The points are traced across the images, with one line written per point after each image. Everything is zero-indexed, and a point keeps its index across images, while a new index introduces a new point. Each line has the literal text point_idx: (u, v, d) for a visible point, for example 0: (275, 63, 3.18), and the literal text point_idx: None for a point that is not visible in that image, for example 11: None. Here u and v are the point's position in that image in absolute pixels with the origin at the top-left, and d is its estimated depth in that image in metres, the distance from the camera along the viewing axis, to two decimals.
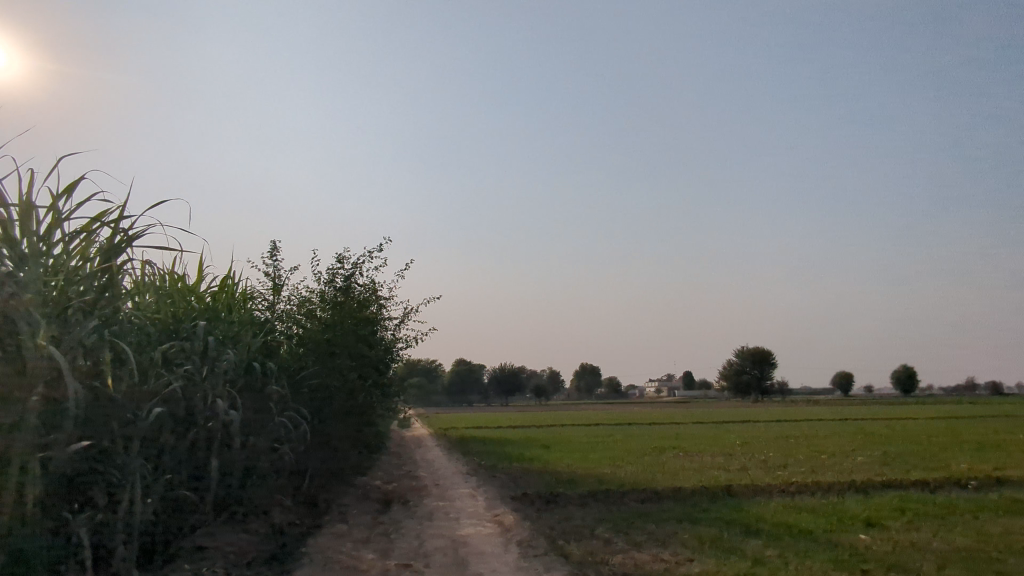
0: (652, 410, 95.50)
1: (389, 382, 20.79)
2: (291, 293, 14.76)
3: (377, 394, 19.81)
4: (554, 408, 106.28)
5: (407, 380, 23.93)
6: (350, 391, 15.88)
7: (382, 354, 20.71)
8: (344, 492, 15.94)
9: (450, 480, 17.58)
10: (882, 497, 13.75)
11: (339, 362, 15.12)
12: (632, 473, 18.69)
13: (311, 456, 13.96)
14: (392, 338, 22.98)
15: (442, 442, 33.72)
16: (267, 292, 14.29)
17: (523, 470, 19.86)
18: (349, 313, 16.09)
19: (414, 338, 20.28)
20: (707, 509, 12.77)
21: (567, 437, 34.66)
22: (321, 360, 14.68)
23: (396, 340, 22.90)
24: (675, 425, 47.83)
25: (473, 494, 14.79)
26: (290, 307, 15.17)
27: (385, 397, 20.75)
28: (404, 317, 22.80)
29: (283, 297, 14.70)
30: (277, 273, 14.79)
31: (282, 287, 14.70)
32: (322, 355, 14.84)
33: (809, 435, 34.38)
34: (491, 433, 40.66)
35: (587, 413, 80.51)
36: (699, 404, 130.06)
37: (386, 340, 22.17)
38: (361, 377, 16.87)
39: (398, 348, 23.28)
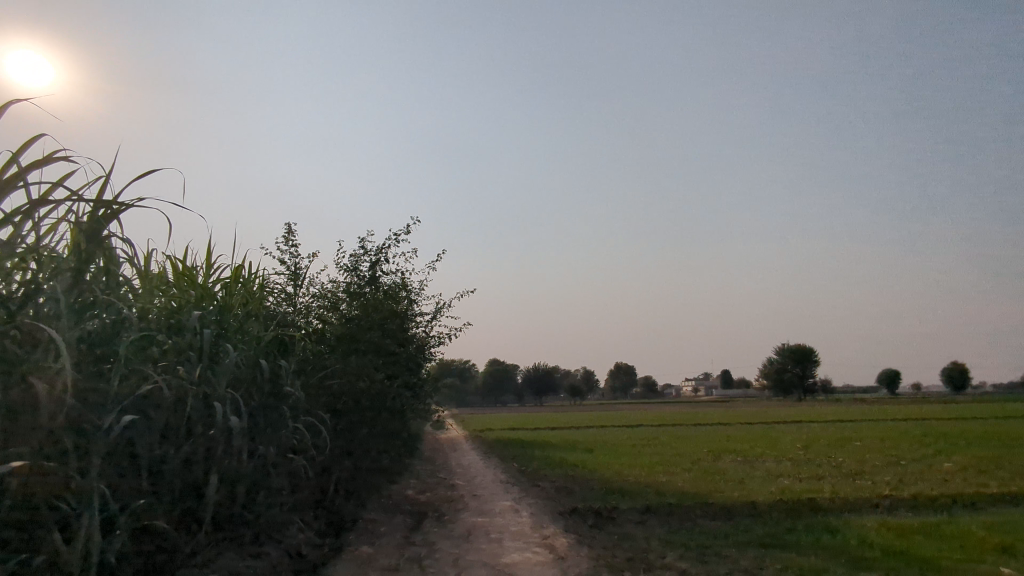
0: (691, 410, 92.74)
1: (421, 381, 19.26)
2: (312, 284, 13.26)
3: (408, 396, 18.28)
4: (589, 408, 104.20)
5: (440, 381, 22.38)
6: (379, 391, 14.37)
7: (413, 353, 19.15)
8: (373, 504, 14.45)
9: (489, 490, 15.94)
10: (1002, 516, 11.62)
11: (367, 359, 13.61)
12: (691, 483, 16.79)
13: (336, 464, 12.49)
14: (424, 335, 21.43)
15: (477, 445, 32.12)
16: (286, 283, 12.82)
17: (568, 478, 18.11)
18: (377, 305, 14.56)
19: (448, 335, 18.67)
20: (793, 530, 10.89)
21: (609, 440, 32.76)
22: (346, 357, 13.18)
23: (428, 338, 21.37)
24: (721, 426, 45.41)
25: (516, 509, 13.08)
26: (312, 300, 13.68)
27: (416, 398, 19.23)
28: (437, 312, 21.24)
29: (303, 288, 13.21)
30: (297, 263, 13.29)
31: (301, 277, 13.21)
32: (346, 352, 13.33)
33: (873, 437, 31.85)
34: (528, 436, 39.06)
35: (624, 414, 78.29)
36: (738, 404, 126.59)
37: (417, 336, 20.62)
38: (391, 376, 15.36)
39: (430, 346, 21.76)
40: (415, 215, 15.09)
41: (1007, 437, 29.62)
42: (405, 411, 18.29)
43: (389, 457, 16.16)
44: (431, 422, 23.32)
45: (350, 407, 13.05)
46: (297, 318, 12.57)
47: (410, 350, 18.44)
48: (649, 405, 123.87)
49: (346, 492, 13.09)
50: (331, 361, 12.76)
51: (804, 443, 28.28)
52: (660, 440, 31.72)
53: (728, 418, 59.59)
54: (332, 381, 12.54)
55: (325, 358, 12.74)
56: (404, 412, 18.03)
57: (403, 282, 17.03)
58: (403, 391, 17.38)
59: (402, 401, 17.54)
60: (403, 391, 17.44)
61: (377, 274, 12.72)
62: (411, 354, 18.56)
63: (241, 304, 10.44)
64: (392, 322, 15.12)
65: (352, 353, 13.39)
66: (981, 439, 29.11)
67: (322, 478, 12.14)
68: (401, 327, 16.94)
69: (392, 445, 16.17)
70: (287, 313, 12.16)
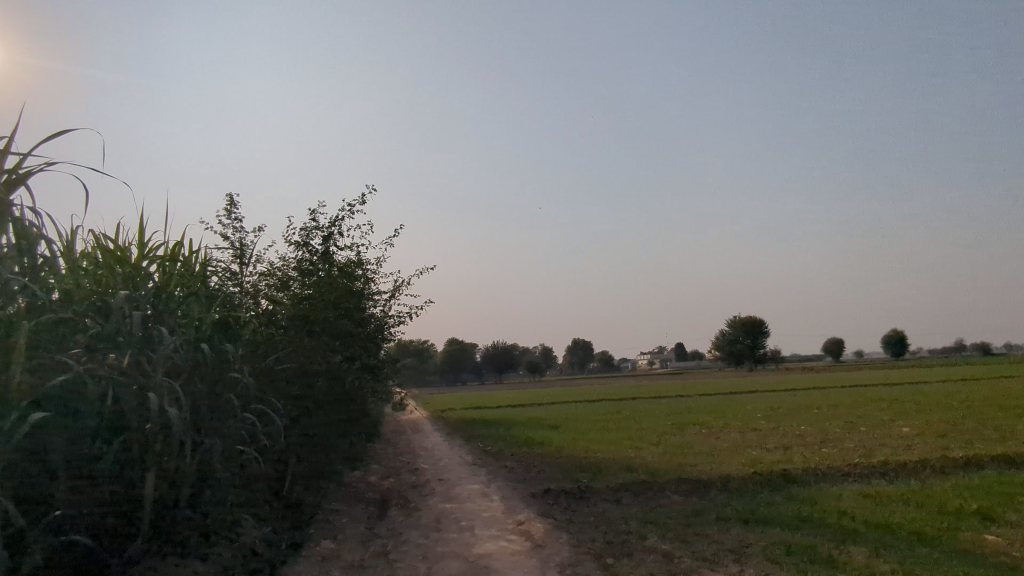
0: (649, 383, 94.19)
1: (381, 362, 18.46)
2: (260, 262, 12.23)
3: (368, 378, 17.44)
4: (548, 384, 104.70)
5: (400, 362, 21.56)
6: (337, 373, 13.56)
7: (371, 334, 18.26)
8: (334, 493, 13.67)
9: (456, 473, 15.30)
10: (972, 480, 11.65)
11: (324, 339, 12.77)
12: (661, 457, 16.54)
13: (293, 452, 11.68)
14: (383, 314, 20.53)
15: (439, 425, 31.45)
16: (233, 261, 11.81)
17: (536, 457, 17.64)
18: (333, 282, 13.68)
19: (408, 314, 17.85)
20: (772, 503, 10.65)
21: (572, 415, 32.56)
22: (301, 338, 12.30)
23: (387, 318, 20.48)
24: (681, 397, 45.95)
25: (486, 493, 12.51)
26: (261, 279, 12.70)
27: (376, 380, 18.44)
28: (395, 291, 20.34)
29: (250, 267, 12.17)
30: (242, 239, 12.23)
31: (248, 255, 12.16)
32: (302, 332, 12.45)
33: (830, 404, 32.58)
34: (490, 414, 38.60)
35: (583, 388, 78.80)
36: (693, 375, 129.43)
37: (375, 315, 19.73)
38: (349, 357, 14.54)
39: (389, 327, 20.89)
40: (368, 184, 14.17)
41: (953, 400, 30.65)
42: (365, 394, 17.48)
43: (349, 443, 15.35)
44: (392, 404, 22.51)
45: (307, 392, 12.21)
46: (246, 298, 11.60)
47: (368, 329, 17.59)
48: (608, 379, 125.43)
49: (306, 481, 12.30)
50: (285, 343, 11.88)
51: (764, 413, 28.61)
52: (624, 414, 31.66)
53: (687, 390, 60.51)
54: (285, 364, 11.63)
55: (277, 340, 11.85)
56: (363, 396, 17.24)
57: (358, 258, 16.12)
58: (362, 373, 16.57)
59: (362, 384, 16.73)
60: (362, 373, 16.63)
61: (332, 247, 11.84)
62: (368, 334, 17.71)
63: (182, 283, 9.49)
64: (349, 299, 14.27)
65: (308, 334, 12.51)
66: (931, 403, 30.02)
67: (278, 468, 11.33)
68: (358, 305, 16.07)
69: (351, 430, 15.35)
70: (235, 293, 11.19)
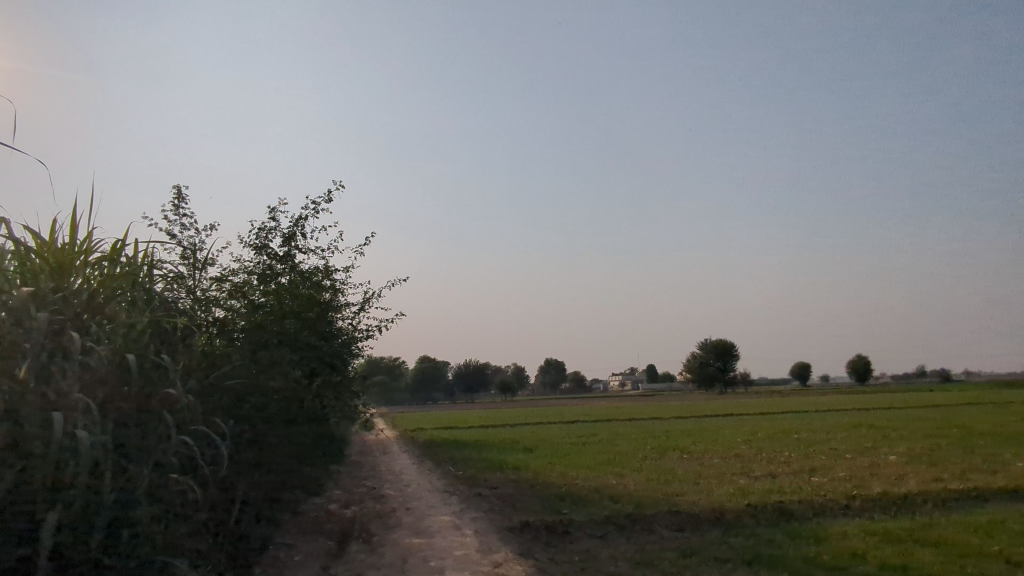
0: (621, 405, 93.51)
1: (346, 380, 17.23)
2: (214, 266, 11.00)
3: (332, 396, 16.17)
4: (519, 404, 103.35)
5: (367, 379, 20.30)
6: (297, 390, 12.34)
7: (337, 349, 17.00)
8: (288, 523, 12.35)
9: (425, 501, 14.06)
10: (980, 516, 10.89)
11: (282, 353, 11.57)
12: (645, 486, 15.56)
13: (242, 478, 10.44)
14: (350, 328, 19.29)
15: (408, 446, 30.02)
16: (182, 263, 10.58)
17: (511, 484, 16.48)
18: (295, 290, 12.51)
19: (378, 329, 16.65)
20: (773, 541, 9.72)
21: (547, 438, 31.44)
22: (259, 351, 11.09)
23: (355, 332, 19.26)
24: (657, 420, 45.17)
25: (459, 526, 11.33)
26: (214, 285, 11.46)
27: (341, 399, 17.18)
28: (365, 304, 19.15)
29: (203, 270, 10.93)
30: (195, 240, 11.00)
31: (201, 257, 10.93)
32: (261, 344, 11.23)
33: (808, 429, 32.03)
34: (461, 435, 37.27)
35: (556, 410, 77.73)
36: (665, 397, 129.44)
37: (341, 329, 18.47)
38: (309, 374, 13.34)
39: (357, 342, 19.65)
40: (337, 182, 13.16)
41: (930, 427, 30.34)
42: (328, 414, 16.24)
43: (308, 467, 14.02)
44: (358, 424, 21.15)
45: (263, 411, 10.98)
46: (198, 306, 10.38)
47: (333, 344, 16.37)
48: (580, 400, 124.48)
49: (259, 511, 11.04)
50: (238, 356, 10.66)
51: (744, 438, 27.87)
52: (600, 437, 30.66)
53: (662, 413, 59.81)
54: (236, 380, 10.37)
55: (230, 353, 10.65)
56: (326, 415, 15.99)
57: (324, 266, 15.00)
58: (324, 391, 15.33)
59: (324, 402, 15.46)
60: (324, 391, 15.33)
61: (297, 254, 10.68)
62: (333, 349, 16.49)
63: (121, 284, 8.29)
64: (313, 310, 13.14)
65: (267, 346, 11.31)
66: (909, 429, 29.64)
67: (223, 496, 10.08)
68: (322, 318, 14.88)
69: (310, 454, 14.04)
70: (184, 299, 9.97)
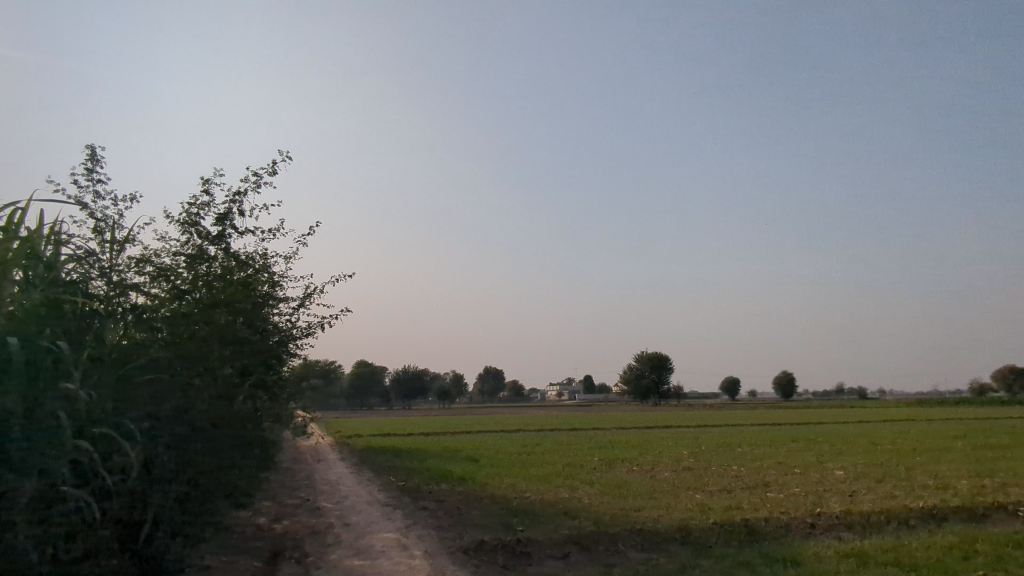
0: (560, 414, 93.55)
1: (281, 380, 15.80)
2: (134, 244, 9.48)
3: (264, 398, 14.70)
4: (459, 412, 102.06)
5: (303, 381, 18.81)
6: (227, 389, 10.99)
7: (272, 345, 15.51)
8: (209, 540, 10.90)
9: (366, 516, 12.81)
10: (947, 536, 10.64)
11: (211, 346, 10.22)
12: (601, 501, 14.80)
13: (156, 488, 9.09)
14: (288, 325, 17.80)
15: (344, 454, 28.38)
16: (95, 240, 9.09)
17: (459, 497, 15.38)
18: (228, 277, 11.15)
19: (320, 325, 15.28)
20: (746, 563, 9.11)
21: (490, 447, 30.42)
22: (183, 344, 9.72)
23: (292, 329, 17.77)
24: (598, 431, 44.94)
25: (404, 544, 10.24)
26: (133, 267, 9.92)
27: (274, 402, 15.71)
28: (305, 298, 17.71)
29: (120, 250, 9.41)
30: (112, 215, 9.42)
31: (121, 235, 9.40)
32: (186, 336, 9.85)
33: (750, 442, 32.33)
34: (399, 442, 35.80)
35: (495, 418, 76.88)
36: (602, 407, 130.92)
37: (277, 325, 16.98)
38: (242, 371, 11.98)
39: (294, 340, 18.16)
40: (275, 160, 10.90)
41: (863, 442, 31.10)
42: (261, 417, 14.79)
43: (234, 477, 12.56)
44: (292, 429, 19.58)
45: (185, 411, 9.64)
46: (113, 290, 8.93)
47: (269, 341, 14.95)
48: (519, 409, 123.92)
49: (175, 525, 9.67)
50: (157, 348, 9.29)
51: (690, 450, 27.67)
52: (545, 447, 29.88)
53: (602, 424, 59.77)
54: (151, 376, 8.94)
55: (148, 344, 9.29)
56: (258, 419, 14.54)
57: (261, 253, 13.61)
58: (257, 391, 13.92)
59: (256, 404, 14.03)
60: (256, 392, 13.92)
61: (233, 235, 9.39)
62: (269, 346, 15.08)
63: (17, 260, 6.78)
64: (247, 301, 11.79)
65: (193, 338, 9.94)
66: (847, 444, 30.27)
67: (131, 509, 8.70)
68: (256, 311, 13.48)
69: (238, 462, 12.61)
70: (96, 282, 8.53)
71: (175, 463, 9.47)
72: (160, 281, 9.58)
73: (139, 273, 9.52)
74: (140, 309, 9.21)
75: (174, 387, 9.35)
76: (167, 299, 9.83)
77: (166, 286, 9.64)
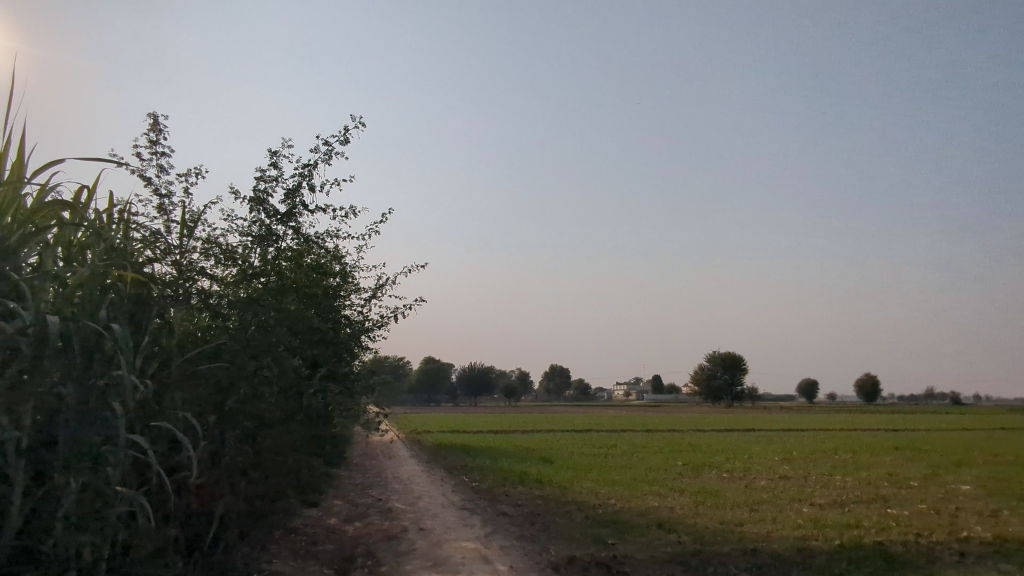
0: (630, 414, 91.27)
1: (353, 374, 15.19)
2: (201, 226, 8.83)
3: (337, 393, 14.09)
4: (526, 410, 101.40)
5: (374, 376, 18.23)
6: (297, 380, 10.31)
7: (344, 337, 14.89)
8: (276, 544, 10.26)
9: (441, 521, 11.90)
10: None
11: (281, 335, 9.52)
12: (696, 512, 13.42)
13: (219, 485, 8.51)
14: (359, 317, 17.22)
15: (414, 450, 27.94)
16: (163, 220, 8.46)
17: (538, 502, 14.32)
18: (299, 262, 10.45)
19: (392, 316, 14.54)
20: None
21: (564, 447, 29.30)
22: (251, 332, 9.04)
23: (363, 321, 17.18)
24: (674, 432, 43.01)
25: (486, 556, 9.26)
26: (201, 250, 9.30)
27: (346, 397, 15.12)
28: (377, 289, 17.08)
29: (188, 231, 8.78)
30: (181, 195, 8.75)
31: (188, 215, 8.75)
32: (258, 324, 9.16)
33: (846, 448, 29.82)
34: (468, 440, 35.20)
35: (564, 417, 75.66)
36: (671, 408, 127.68)
37: (348, 317, 16.42)
38: (313, 364, 11.31)
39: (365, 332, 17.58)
40: (356, 121, 11.34)
41: (977, 452, 28.10)
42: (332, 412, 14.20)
43: (305, 475, 11.95)
44: (363, 425, 19.06)
45: (251, 403, 9.00)
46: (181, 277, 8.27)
47: (340, 332, 14.34)
48: (588, 408, 121.93)
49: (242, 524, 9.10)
50: (224, 336, 8.66)
51: (781, 456, 25.67)
52: (621, 449, 28.50)
53: (677, 424, 57.55)
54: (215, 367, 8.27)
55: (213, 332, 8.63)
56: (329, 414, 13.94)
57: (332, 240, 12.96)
58: (328, 385, 13.30)
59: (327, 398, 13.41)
60: (327, 386, 13.30)
61: (305, 213, 8.61)
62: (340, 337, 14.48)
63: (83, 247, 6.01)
64: (317, 287, 11.11)
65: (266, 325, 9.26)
66: (960, 454, 27.36)
67: (194, 507, 8.14)
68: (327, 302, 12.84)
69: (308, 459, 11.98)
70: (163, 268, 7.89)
71: (240, 459, 8.87)
72: (230, 267, 8.90)
73: (206, 262, 8.83)
74: (208, 294, 8.60)
75: (240, 378, 8.71)
76: (237, 286, 9.15)
77: (237, 272, 8.97)
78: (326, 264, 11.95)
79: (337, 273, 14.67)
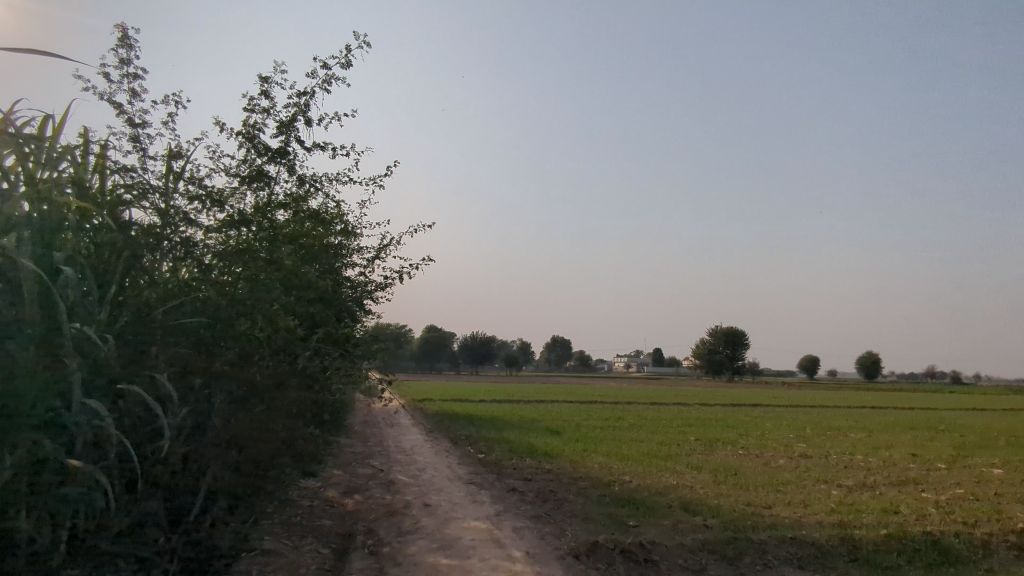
0: (631, 387, 90.93)
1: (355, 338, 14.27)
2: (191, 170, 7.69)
3: (340, 358, 13.17)
4: (526, 380, 101.28)
5: (376, 341, 17.36)
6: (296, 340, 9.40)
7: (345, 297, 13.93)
8: (269, 517, 9.45)
9: (448, 497, 11.02)
10: None
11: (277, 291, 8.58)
12: (718, 492, 12.57)
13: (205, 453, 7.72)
14: (361, 277, 16.25)
15: (417, 418, 27.22)
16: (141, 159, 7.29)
17: (549, 477, 13.46)
18: (297, 213, 9.41)
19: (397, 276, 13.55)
20: None
21: (570, 419, 28.53)
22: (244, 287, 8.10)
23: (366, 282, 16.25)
24: (678, 406, 42.29)
25: (498, 539, 8.41)
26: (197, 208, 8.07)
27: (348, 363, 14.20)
28: (381, 248, 16.08)
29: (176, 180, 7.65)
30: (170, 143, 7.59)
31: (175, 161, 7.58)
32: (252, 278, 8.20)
33: (858, 426, 29.08)
34: (469, 408, 34.57)
35: (566, 389, 75.33)
36: (672, 381, 127.66)
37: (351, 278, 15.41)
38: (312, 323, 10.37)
39: (368, 294, 16.64)
40: (359, 35, 8.31)
41: (995, 434, 27.27)
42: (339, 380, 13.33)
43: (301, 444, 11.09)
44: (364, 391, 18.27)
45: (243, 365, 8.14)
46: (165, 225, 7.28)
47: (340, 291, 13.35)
48: (589, 380, 121.78)
49: (234, 494, 8.36)
50: (211, 290, 7.73)
51: (794, 434, 24.85)
52: (629, 422, 27.71)
53: (681, 398, 56.95)
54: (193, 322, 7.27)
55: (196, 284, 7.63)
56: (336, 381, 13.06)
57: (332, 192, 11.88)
58: (329, 348, 12.38)
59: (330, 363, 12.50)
60: (329, 350, 12.38)
61: (305, 153, 7.55)
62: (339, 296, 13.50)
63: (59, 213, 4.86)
64: (316, 241, 10.10)
65: (261, 280, 8.30)
66: (976, 435, 26.64)
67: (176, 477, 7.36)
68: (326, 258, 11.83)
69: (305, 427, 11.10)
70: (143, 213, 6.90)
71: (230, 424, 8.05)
72: (221, 215, 7.89)
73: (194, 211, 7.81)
74: (192, 242, 7.60)
75: (229, 336, 7.83)
76: (229, 237, 8.16)
77: (228, 221, 7.96)
78: (325, 216, 10.88)
79: (338, 230, 13.62)
